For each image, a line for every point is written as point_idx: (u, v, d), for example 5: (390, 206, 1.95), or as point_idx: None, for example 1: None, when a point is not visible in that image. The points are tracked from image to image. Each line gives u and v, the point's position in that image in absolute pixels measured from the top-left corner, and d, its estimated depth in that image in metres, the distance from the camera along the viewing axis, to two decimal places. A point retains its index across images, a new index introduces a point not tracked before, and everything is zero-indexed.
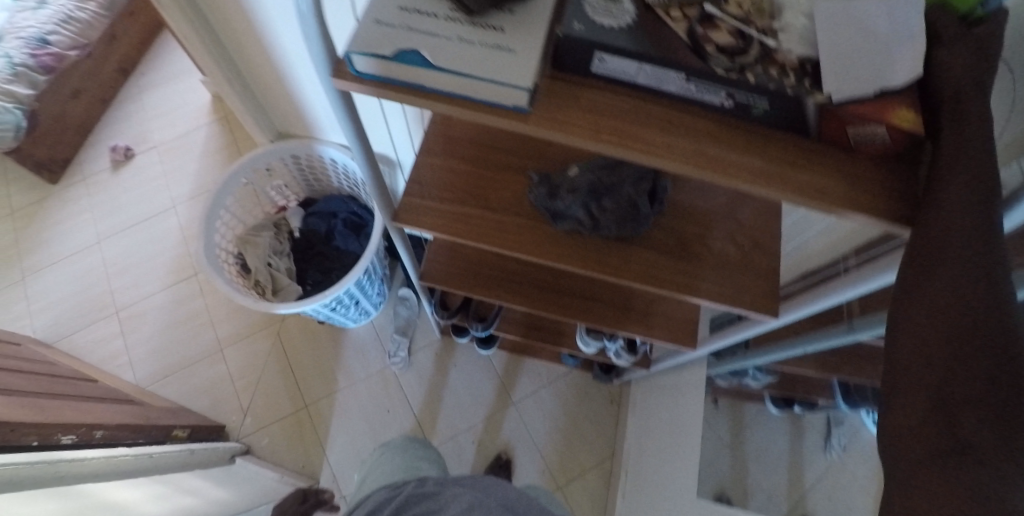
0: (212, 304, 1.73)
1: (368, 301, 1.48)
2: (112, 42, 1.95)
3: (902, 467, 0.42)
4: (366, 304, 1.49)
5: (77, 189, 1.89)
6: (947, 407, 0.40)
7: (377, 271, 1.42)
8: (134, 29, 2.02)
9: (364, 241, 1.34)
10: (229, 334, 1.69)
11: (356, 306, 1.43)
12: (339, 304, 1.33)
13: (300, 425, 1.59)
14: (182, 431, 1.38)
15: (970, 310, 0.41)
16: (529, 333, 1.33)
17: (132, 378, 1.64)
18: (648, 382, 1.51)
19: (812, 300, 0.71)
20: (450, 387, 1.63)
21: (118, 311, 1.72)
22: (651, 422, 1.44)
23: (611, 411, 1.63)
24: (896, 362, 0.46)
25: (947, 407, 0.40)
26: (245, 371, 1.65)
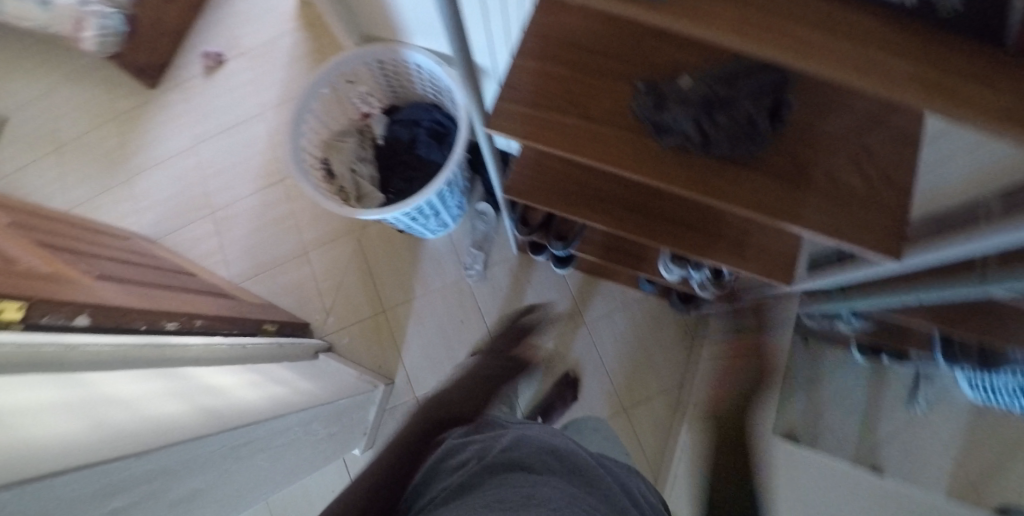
0: (299, 209, 1.79)
1: (446, 213, 1.48)
2: None
3: None
4: (444, 216, 1.48)
5: (173, 94, 1.95)
6: None
7: (457, 184, 1.40)
8: None
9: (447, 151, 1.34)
10: (314, 239, 1.77)
11: (433, 218, 1.44)
12: (418, 214, 1.34)
13: (378, 328, 1.68)
14: (271, 326, 1.48)
15: None
16: (609, 255, 1.29)
17: (228, 275, 1.77)
18: (732, 316, 1.44)
19: (948, 246, 0.60)
20: (523, 305, 1.65)
21: (214, 212, 1.83)
22: (729, 356, 1.39)
23: (686, 341, 1.59)
24: None
25: None
26: (329, 275, 1.73)
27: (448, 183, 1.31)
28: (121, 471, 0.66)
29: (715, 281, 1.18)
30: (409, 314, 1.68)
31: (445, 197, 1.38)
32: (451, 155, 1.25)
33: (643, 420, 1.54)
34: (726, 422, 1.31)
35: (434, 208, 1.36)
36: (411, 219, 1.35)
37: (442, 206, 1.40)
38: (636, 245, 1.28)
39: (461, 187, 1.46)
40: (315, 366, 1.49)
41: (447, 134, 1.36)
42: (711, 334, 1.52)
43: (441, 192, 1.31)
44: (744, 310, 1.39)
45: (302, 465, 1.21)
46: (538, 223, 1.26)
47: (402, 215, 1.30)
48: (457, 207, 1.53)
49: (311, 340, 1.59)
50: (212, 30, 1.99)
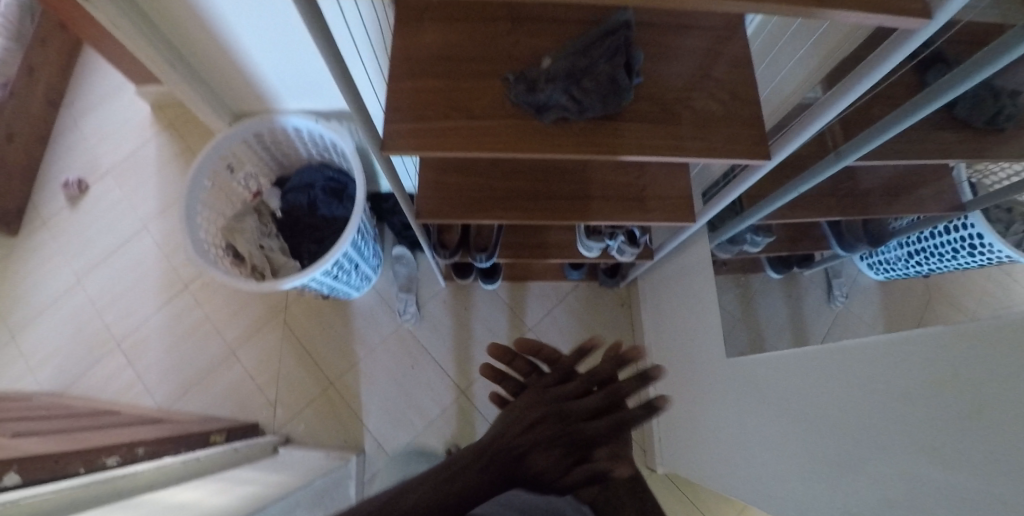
0: (213, 310, 1.70)
1: (365, 264, 1.48)
2: (32, 74, 1.79)
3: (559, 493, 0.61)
4: (364, 267, 1.48)
5: (40, 235, 1.79)
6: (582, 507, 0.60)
7: (369, 232, 1.41)
8: (52, 53, 1.86)
9: (349, 204, 1.34)
10: (239, 335, 1.68)
11: (354, 272, 1.42)
12: (339, 270, 1.32)
13: (332, 402, 1.61)
14: (219, 435, 1.37)
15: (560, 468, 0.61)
16: (530, 252, 1.33)
17: (153, 403, 1.63)
18: (655, 275, 1.54)
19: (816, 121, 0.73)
20: (467, 331, 1.66)
21: (120, 343, 1.68)
22: (665, 309, 1.49)
23: (624, 313, 1.67)
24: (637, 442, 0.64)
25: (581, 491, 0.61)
26: (264, 366, 1.65)
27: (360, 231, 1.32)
28: None
29: (629, 245, 1.28)
30: (359, 377, 1.63)
31: (361, 246, 1.37)
32: (354, 205, 1.26)
33: None
34: (683, 369, 1.39)
35: (353, 259, 1.35)
36: (333, 278, 1.33)
37: (360, 256, 1.40)
38: (551, 234, 1.35)
39: (373, 236, 1.47)
40: (278, 460, 1.39)
41: (344, 187, 1.37)
42: (645, 298, 1.61)
43: (355, 241, 1.31)
44: (663, 266, 1.49)
45: None
46: (457, 243, 1.30)
47: (323, 276, 1.27)
48: (373, 255, 1.53)
49: (265, 438, 1.49)
50: (65, 161, 1.87)
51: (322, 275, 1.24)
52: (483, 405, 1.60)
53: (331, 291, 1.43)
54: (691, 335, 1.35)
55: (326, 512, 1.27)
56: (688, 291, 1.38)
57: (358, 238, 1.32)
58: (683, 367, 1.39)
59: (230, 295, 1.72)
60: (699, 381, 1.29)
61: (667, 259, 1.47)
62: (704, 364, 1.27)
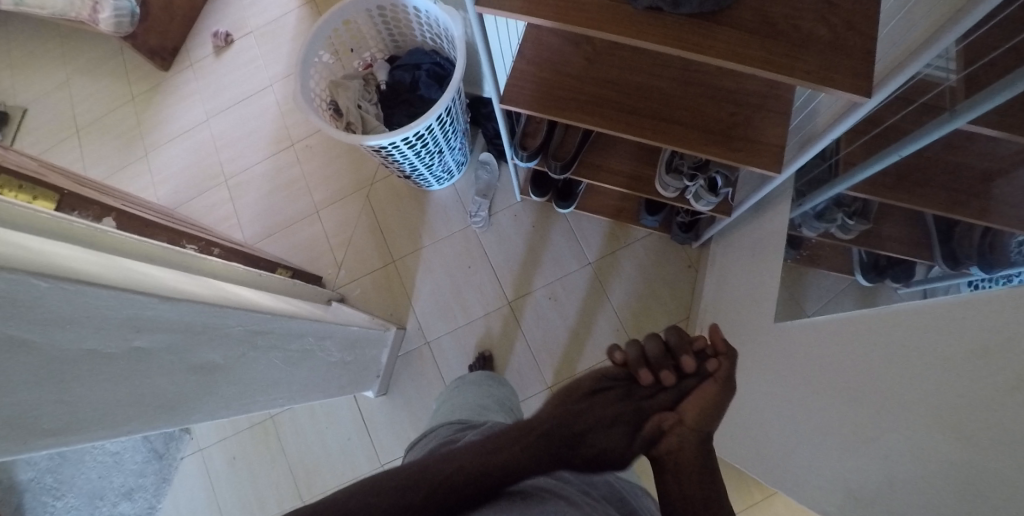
0: (308, 170, 1.87)
1: (446, 155, 1.54)
2: None
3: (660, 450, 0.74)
4: (444, 157, 1.54)
5: (186, 75, 2.03)
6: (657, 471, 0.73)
7: (456, 124, 1.47)
8: None
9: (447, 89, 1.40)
10: (324, 197, 1.83)
11: (432, 158, 1.49)
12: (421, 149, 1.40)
13: (388, 278, 1.72)
14: (285, 271, 1.53)
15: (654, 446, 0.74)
16: (606, 177, 1.33)
17: (242, 237, 1.83)
18: (727, 241, 1.47)
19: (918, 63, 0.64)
20: (525, 249, 1.69)
21: (227, 180, 1.90)
22: (728, 275, 1.42)
23: (686, 274, 1.62)
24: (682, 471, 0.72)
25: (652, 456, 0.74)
26: (339, 231, 1.79)
27: (448, 117, 1.38)
28: (160, 322, 0.67)
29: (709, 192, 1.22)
30: (417, 263, 1.73)
31: (446, 132, 1.43)
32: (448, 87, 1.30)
33: None
34: (728, 336, 1.33)
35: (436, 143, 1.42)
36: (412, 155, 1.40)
37: (442, 144, 1.46)
38: (627, 164, 1.33)
39: (460, 131, 1.53)
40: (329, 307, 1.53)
41: (447, 74, 1.42)
42: (711, 263, 1.55)
43: (440, 125, 1.37)
44: (737, 232, 1.41)
45: (326, 383, 1.25)
46: (537, 148, 1.31)
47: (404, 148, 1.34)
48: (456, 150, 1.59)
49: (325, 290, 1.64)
50: (221, 16, 2.08)
51: (403, 145, 1.31)
52: (522, 321, 1.64)
53: (411, 171, 1.51)
54: (745, 301, 1.28)
55: (356, 360, 1.38)
56: (755, 257, 1.29)
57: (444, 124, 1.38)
58: (727, 335, 1.33)
59: (326, 162, 1.87)
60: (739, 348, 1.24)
61: (745, 224, 1.39)
62: (750, 331, 1.21)
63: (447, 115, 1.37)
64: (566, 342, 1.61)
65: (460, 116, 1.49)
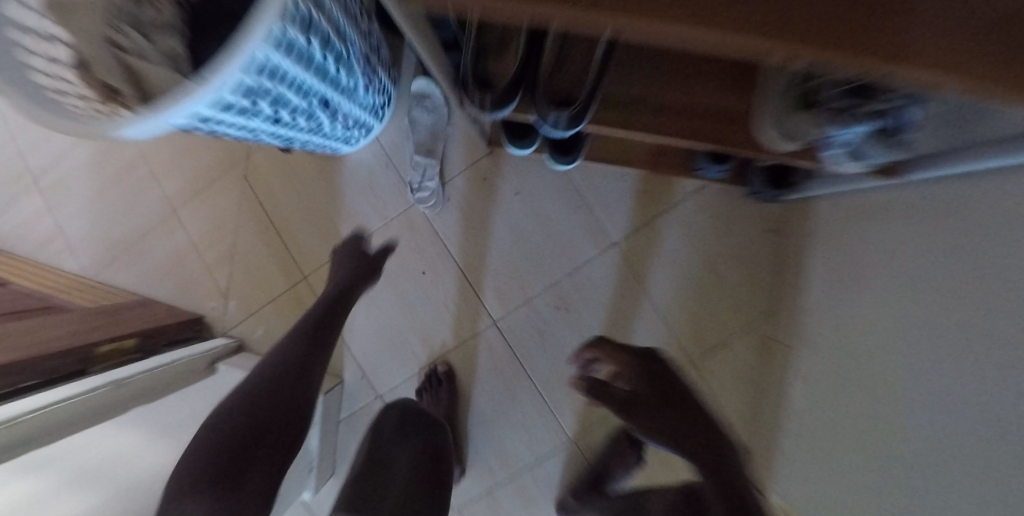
0: (150, 145, 1.15)
1: (335, 97, 0.75)
2: None
3: None
4: (333, 102, 0.76)
5: None
6: None
7: (343, 32, 0.67)
8: None
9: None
10: (182, 187, 1.15)
11: (305, 112, 0.71)
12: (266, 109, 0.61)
13: (301, 306, 1.10)
14: (128, 341, 0.98)
15: None
16: (656, 123, 0.66)
17: (78, 268, 1.18)
18: (854, 198, 0.82)
19: None
20: (503, 235, 1.03)
21: (34, 179, 1.19)
22: (837, 260, 0.83)
23: (768, 245, 0.99)
24: None
25: None
26: (213, 239, 1.14)
27: (313, 26, 0.57)
28: None
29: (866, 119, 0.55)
30: None
31: (319, 59, 0.63)
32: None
33: (723, 372, 1.01)
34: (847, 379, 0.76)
35: (303, 90, 0.63)
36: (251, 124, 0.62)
37: (319, 83, 0.67)
38: (696, 93, 0.65)
39: (357, 46, 0.72)
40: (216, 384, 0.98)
41: None
42: (821, 229, 0.91)
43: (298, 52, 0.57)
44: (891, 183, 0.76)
45: None
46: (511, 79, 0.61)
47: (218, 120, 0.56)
48: (358, 81, 0.81)
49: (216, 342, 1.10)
50: None
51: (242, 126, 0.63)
52: (517, 351, 1.03)
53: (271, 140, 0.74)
54: (886, 333, 0.68)
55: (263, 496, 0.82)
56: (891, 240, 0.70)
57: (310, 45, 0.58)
58: (843, 377, 0.76)
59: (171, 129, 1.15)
60: (875, 419, 0.68)
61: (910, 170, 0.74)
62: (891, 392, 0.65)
63: (312, 21, 0.56)
64: None
65: (350, 10, 0.68)
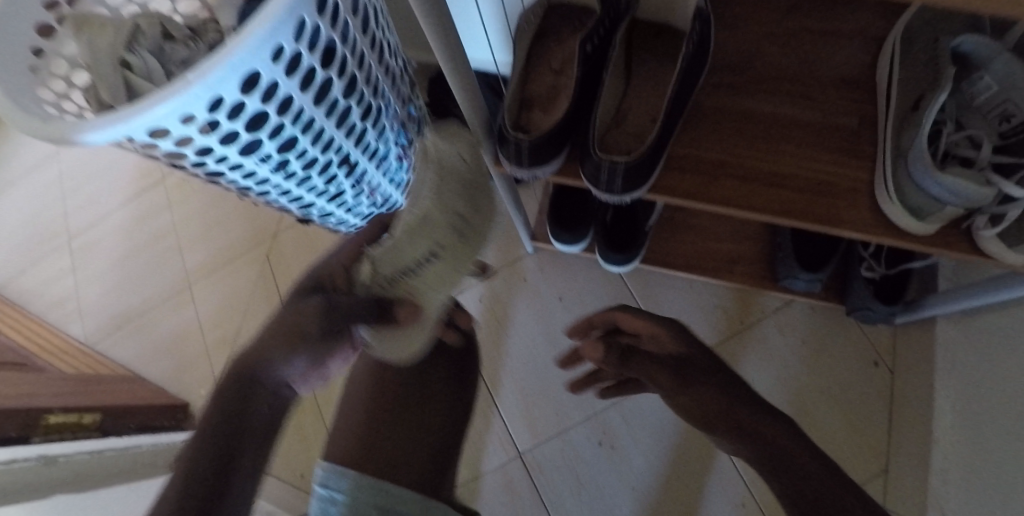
0: (189, 216, 1.11)
1: (349, 148, 0.62)
2: None
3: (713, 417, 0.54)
4: (357, 163, 0.67)
5: None
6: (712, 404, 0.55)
7: (365, 80, 0.59)
8: None
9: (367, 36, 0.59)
10: (208, 255, 1.08)
11: (319, 164, 0.59)
12: (277, 153, 0.51)
13: (296, 406, 0.92)
14: (89, 416, 0.81)
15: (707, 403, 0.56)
16: (746, 192, 0.52)
17: (79, 335, 1.08)
18: (992, 319, 0.64)
19: None
20: (539, 346, 0.86)
21: (71, 239, 1.15)
22: (994, 397, 0.61)
23: (872, 383, 0.79)
24: None
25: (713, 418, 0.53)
26: (224, 318, 1.03)
27: (325, 53, 0.48)
28: None
29: (986, 181, 0.45)
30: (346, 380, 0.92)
31: (337, 101, 0.55)
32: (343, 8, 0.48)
33: None
34: None
35: (304, 124, 0.51)
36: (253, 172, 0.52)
37: (336, 132, 0.58)
38: (790, 158, 0.52)
39: (378, 101, 0.64)
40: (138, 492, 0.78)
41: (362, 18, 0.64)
42: (947, 363, 0.70)
43: (309, 82, 0.48)
44: None
45: None
46: (557, 124, 0.52)
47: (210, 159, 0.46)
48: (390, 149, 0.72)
49: (171, 438, 0.92)
50: None
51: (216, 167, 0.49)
52: (546, 495, 0.79)
53: (287, 205, 0.64)
54: None
55: None
56: None
57: (327, 79, 0.49)
58: None
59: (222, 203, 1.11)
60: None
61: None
62: None
63: (334, 55, 0.49)
64: None
65: (375, 61, 0.61)
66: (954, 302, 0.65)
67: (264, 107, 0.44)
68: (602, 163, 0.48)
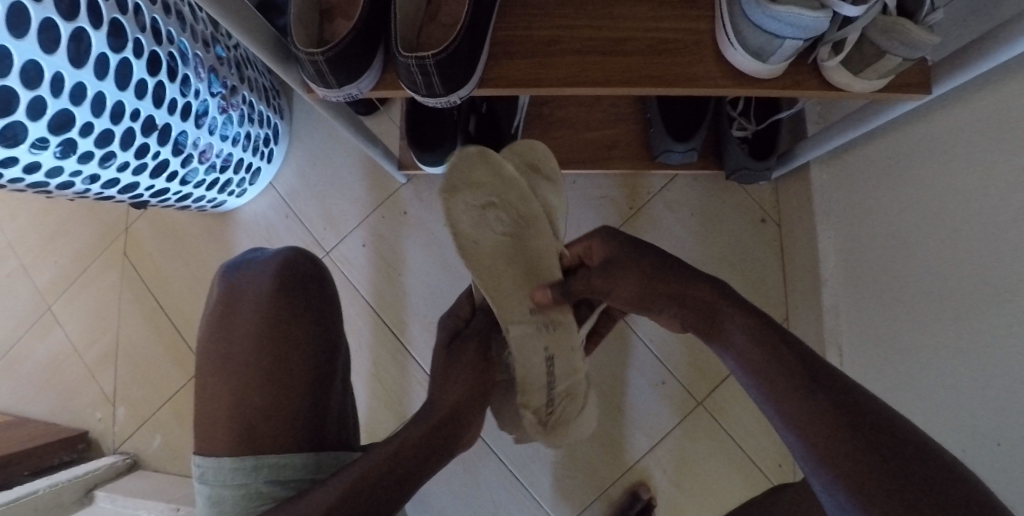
0: (14, 229, 0.91)
1: (154, 112, 0.57)
2: None
3: (701, 299, 0.41)
4: (165, 126, 0.59)
5: None
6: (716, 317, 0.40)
7: (140, 26, 0.51)
8: None
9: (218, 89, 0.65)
10: (56, 265, 0.89)
11: (120, 136, 0.54)
12: (22, 112, 0.43)
13: None
14: None
15: (688, 295, 0.42)
16: (586, 66, 0.47)
17: None
18: (862, 150, 0.65)
19: None
20: (434, 277, 0.81)
21: None
22: (883, 224, 0.62)
23: (764, 240, 0.80)
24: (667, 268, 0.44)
25: (697, 307, 0.42)
26: (98, 329, 0.87)
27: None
28: None
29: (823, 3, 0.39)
30: None
31: (96, 49, 0.47)
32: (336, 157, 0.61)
33: (742, 410, 0.76)
34: (945, 373, 0.53)
35: (74, 91, 0.46)
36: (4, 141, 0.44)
37: (109, 84, 0.50)
38: (622, 21, 0.47)
39: (175, 55, 0.57)
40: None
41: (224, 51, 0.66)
42: (823, 206, 0.72)
43: (31, 19, 0.41)
44: (902, 123, 0.59)
45: None
46: (353, 29, 0.44)
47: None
48: (210, 105, 0.65)
49: (100, 466, 0.77)
50: None
51: (51, 160, 0.49)
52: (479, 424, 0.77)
53: (83, 185, 0.55)
54: (1003, 297, 0.46)
55: None
56: (964, 171, 0.50)
57: (77, 30, 0.44)
58: (952, 373, 0.52)
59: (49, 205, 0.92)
60: None
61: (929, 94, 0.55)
62: None
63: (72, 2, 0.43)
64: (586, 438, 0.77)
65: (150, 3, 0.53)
66: (817, 143, 0.65)
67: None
68: (410, 66, 0.42)
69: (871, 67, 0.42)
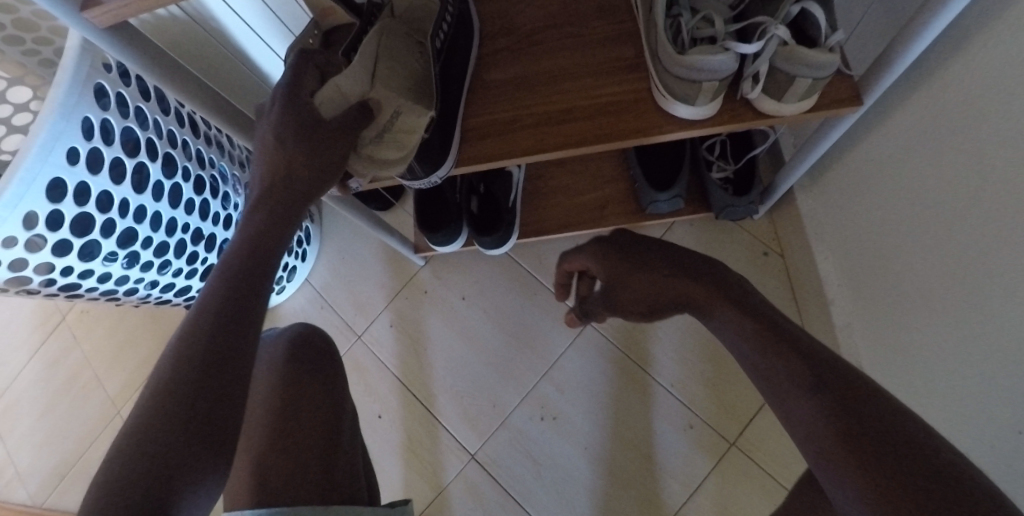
0: (92, 345, 1.03)
1: (200, 223, 0.68)
2: None
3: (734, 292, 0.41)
4: (211, 235, 0.71)
5: None
6: (752, 306, 0.40)
7: (188, 155, 0.64)
8: None
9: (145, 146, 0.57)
10: (126, 373, 1.00)
11: (174, 246, 0.65)
12: (97, 231, 0.54)
13: None
14: None
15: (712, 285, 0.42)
16: (543, 134, 0.54)
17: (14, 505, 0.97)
18: (840, 169, 0.68)
19: None
20: (458, 348, 0.86)
21: None
22: (871, 232, 0.63)
23: (769, 270, 0.81)
24: (685, 271, 0.44)
25: (740, 297, 0.41)
26: None
27: (124, 131, 0.54)
28: None
29: (723, 47, 0.47)
30: None
31: (154, 177, 0.59)
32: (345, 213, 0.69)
33: (776, 446, 0.74)
34: (959, 371, 0.52)
35: (135, 211, 0.58)
36: (83, 256, 0.54)
37: (164, 204, 0.61)
38: (569, 93, 0.55)
39: (216, 175, 0.69)
40: None
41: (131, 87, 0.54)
42: (815, 228, 0.74)
43: (104, 159, 0.52)
44: (868, 138, 0.62)
45: None
46: None
47: (26, 247, 0.49)
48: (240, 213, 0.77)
49: None
50: None
51: (120, 269, 0.59)
52: (512, 489, 0.78)
53: (145, 290, 0.65)
54: (996, 283, 0.46)
55: None
56: (931, 164, 0.52)
57: (137, 164, 0.56)
58: (966, 369, 0.51)
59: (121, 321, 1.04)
60: None
61: (881, 108, 0.59)
62: None
63: (132, 143, 0.55)
64: (619, 492, 0.75)
65: (195, 138, 0.66)
66: (791, 172, 0.69)
67: (82, 208, 0.51)
68: None
69: (789, 92, 0.48)
